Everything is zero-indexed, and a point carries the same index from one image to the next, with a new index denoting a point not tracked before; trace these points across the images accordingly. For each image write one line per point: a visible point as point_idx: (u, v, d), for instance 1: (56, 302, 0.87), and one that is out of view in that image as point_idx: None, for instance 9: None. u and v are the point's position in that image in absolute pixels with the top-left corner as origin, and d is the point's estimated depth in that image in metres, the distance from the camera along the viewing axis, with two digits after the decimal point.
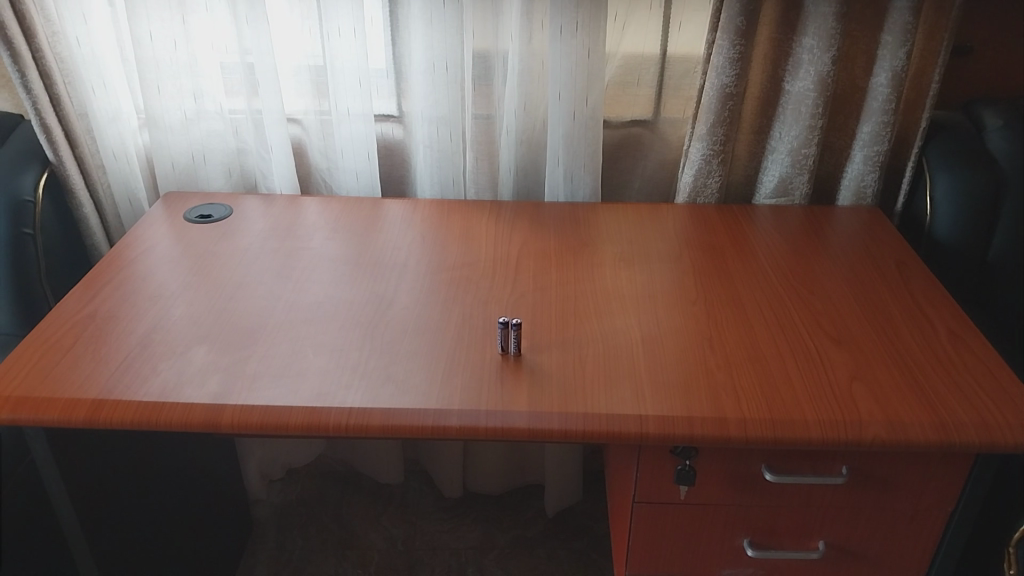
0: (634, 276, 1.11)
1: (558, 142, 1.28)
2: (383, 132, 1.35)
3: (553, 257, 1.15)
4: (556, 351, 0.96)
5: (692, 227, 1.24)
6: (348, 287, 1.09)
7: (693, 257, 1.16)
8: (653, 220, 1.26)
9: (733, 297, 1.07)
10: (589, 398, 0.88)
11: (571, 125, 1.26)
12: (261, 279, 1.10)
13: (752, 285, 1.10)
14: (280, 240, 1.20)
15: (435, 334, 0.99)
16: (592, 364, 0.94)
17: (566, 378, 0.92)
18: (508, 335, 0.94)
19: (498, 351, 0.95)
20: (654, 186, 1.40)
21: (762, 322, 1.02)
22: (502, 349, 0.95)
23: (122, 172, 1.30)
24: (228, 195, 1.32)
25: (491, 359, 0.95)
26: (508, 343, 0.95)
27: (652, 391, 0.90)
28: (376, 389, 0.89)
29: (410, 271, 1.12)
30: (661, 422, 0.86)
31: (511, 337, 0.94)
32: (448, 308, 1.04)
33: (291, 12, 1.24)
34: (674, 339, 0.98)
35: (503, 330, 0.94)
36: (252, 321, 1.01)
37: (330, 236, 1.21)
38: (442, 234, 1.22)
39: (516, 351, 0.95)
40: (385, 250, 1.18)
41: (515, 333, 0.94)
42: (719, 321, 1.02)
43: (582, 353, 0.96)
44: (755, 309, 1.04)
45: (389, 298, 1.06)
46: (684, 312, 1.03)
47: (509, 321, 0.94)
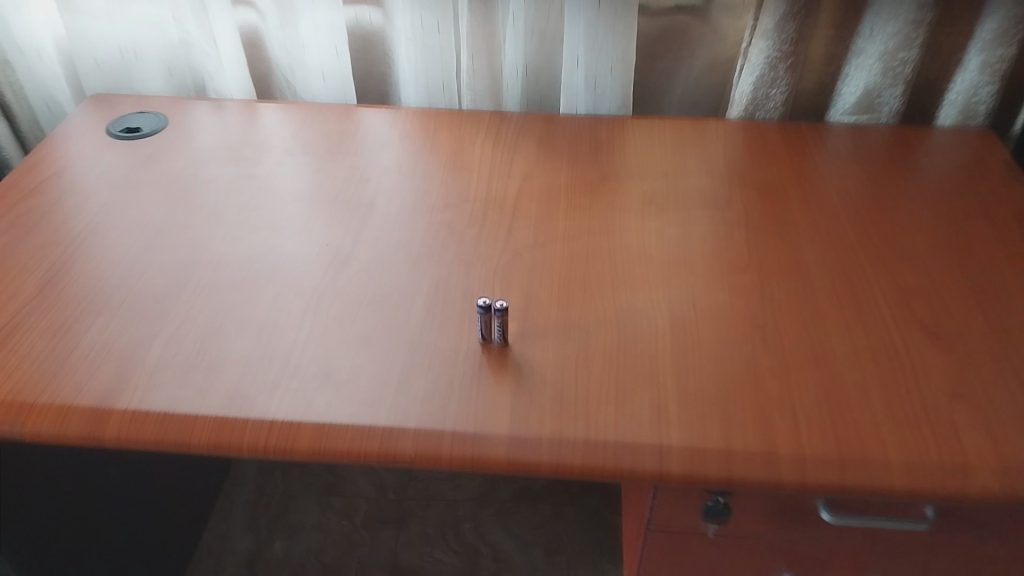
0: (667, 228, 0.85)
1: (577, 37, 1.00)
2: (359, 18, 1.06)
3: (563, 196, 0.90)
4: (556, 340, 0.72)
5: (745, 155, 0.97)
6: (296, 232, 0.84)
7: (746, 200, 0.89)
8: (696, 144, 0.98)
9: (794, 261, 0.81)
10: (593, 414, 0.65)
11: (595, 15, 0.98)
12: (189, 216, 0.86)
13: (820, 242, 0.83)
14: (223, 160, 0.95)
15: (399, 305, 0.75)
16: (601, 361, 0.70)
17: (563, 383, 0.68)
18: (488, 322, 0.71)
19: (478, 338, 0.72)
20: (701, 93, 1.11)
21: (833, 301, 0.76)
22: (481, 338, 0.72)
23: (37, 69, 1.07)
24: (167, 101, 1.07)
25: (469, 349, 0.71)
26: (488, 333, 0.71)
27: (677, 405, 0.66)
28: (306, 394, 0.67)
29: (378, 209, 0.88)
30: (689, 455, 0.63)
31: (493, 326, 0.71)
32: (420, 267, 0.80)
33: None
34: (713, 326, 0.73)
35: (482, 317, 0.70)
36: (169, 277, 0.78)
37: (285, 157, 0.96)
38: (426, 158, 0.96)
39: (499, 342, 0.72)
40: (352, 179, 0.93)
41: (498, 321, 0.70)
42: (775, 298, 0.76)
43: (589, 343, 0.72)
44: (824, 281, 0.78)
45: (346, 250, 0.82)
46: (729, 284, 0.78)
47: (492, 305, 0.70)
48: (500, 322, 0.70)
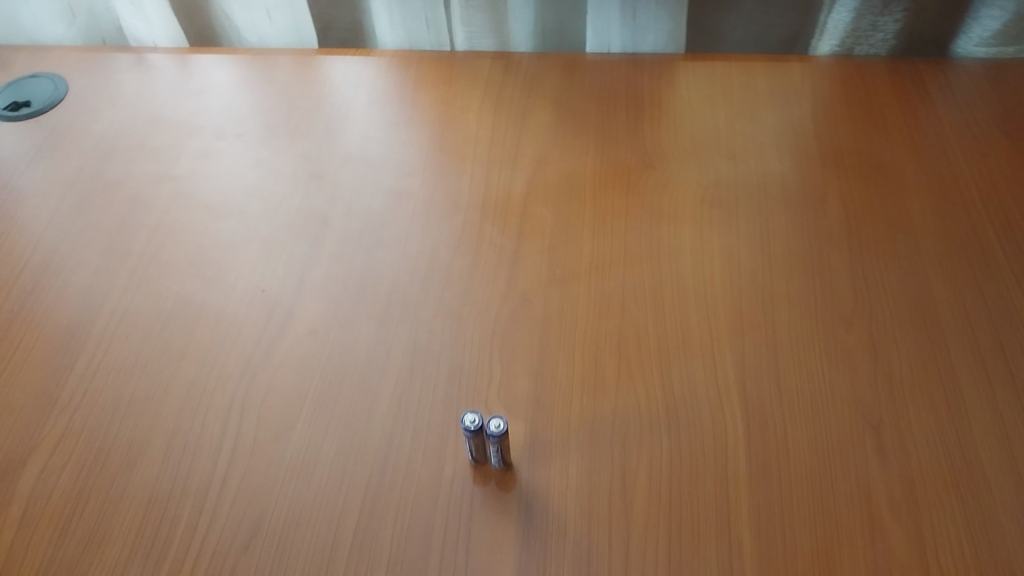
0: (736, 252, 0.61)
1: None
2: None
3: (591, 195, 0.65)
4: (582, 451, 0.51)
5: (842, 116, 0.70)
6: (225, 270, 0.63)
7: (846, 195, 0.64)
8: (774, 100, 0.72)
9: (918, 303, 0.57)
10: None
11: None
12: (86, 245, 0.65)
13: (951, 265, 0.59)
14: (138, 151, 0.73)
15: (357, 396, 0.54)
16: (648, 491, 0.49)
17: (593, 533, 0.48)
18: (481, 446, 0.50)
19: (471, 462, 0.51)
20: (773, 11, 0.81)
21: (978, 375, 0.53)
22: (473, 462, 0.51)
23: None
24: (71, 53, 0.83)
25: (454, 479, 0.50)
26: (482, 456, 0.50)
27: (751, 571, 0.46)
28: (225, 557, 0.48)
29: (334, 226, 0.65)
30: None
31: (489, 449, 0.50)
32: (388, 328, 0.58)
33: None
34: (808, 425, 0.52)
35: (470, 441, 0.49)
36: (50, 351, 0.58)
37: (219, 144, 0.73)
38: (403, 136, 0.72)
39: (500, 468, 0.51)
40: (304, 177, 0.69)
41: (494, 447, 0.49)
42: (892, 371, 0.54)
43: (627, 461, 0.50)
44: (969, 337, 0.55)
45: (287, 301, 0.60)
46: (828, 349, 0.55)
47: (485, 427, 0.49)
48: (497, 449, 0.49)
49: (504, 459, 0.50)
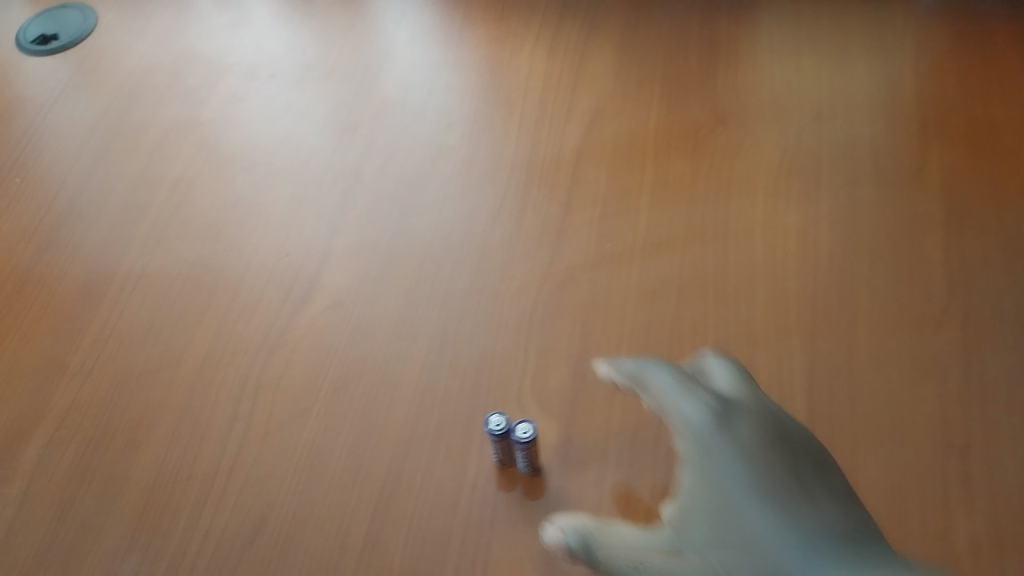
0: (815, 231, 0.53)
1: None
2: None
3: (651, 157, 0.58)
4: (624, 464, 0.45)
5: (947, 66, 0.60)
6: (247, 230, 0.58)
7: (951, 162, 0.55)
8: (871, 49, 0.62)
9: None
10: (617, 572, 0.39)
11: None
12: (106, 197, 0.61)
13: None
14: (164, 91, 0.67)
15: (378, 385, 0.50)
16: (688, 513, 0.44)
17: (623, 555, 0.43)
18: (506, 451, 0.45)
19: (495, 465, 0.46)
20: None
21: None
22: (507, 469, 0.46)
23: None
24: None
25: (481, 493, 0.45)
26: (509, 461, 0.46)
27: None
28: (228, 555, 0.44)
29: (365, 186, 0.60)
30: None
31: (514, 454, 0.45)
32: (416, 307, 0.53)
33: None
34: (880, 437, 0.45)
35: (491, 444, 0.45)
36: (63, 314, 0.55)
37: (250, 86, 0.67)
38: (447, 83, 0.65)
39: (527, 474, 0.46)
40: (337, 127, 0.63)
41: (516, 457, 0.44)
42: (992, 382, 0.46)
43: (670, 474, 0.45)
44: None
45: (311, 270, 0.55)
46: (910, 352, 0.48)
47: (512, 427, 0.44)
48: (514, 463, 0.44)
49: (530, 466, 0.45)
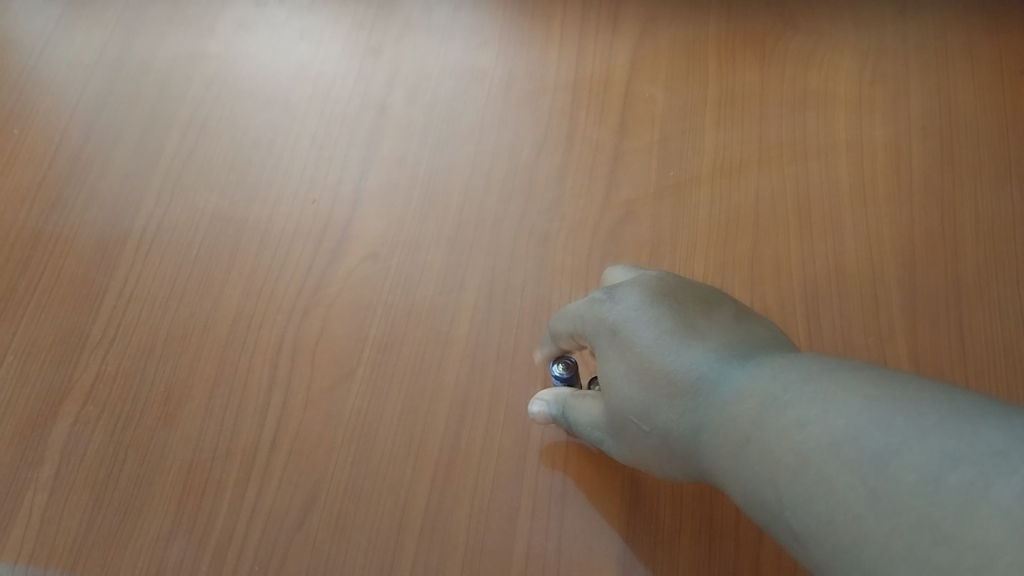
0: (905, 149, 0.47)
1: None
2: None
3: (712, 71, 0.51)
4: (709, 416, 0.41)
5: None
6: (268, 174, 0.53)
7: None
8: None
9: None
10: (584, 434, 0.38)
11: None
12: (113, 144, 0.56)
13: None
14: (164, 21, 0.61)
15: (426, 343, 0.45)
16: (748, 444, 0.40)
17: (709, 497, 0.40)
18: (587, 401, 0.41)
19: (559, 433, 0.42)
20: None
21: None
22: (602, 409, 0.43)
23: None
24: None
25: (553, 454, 0.42)
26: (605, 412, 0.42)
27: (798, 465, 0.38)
28: (278, 536, 0.41)
29: (394, 117, 0.54)
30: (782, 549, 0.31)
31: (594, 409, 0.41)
32: (461, 255, 0.48)
33: None
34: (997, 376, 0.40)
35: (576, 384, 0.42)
36: (77, 277, 0.50)
37: (257, 11, 0.61)
38: None
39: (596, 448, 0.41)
40: (357, 53, 0.57)
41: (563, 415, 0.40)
42: None
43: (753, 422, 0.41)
44: None
45: (343, 216, 0.50)
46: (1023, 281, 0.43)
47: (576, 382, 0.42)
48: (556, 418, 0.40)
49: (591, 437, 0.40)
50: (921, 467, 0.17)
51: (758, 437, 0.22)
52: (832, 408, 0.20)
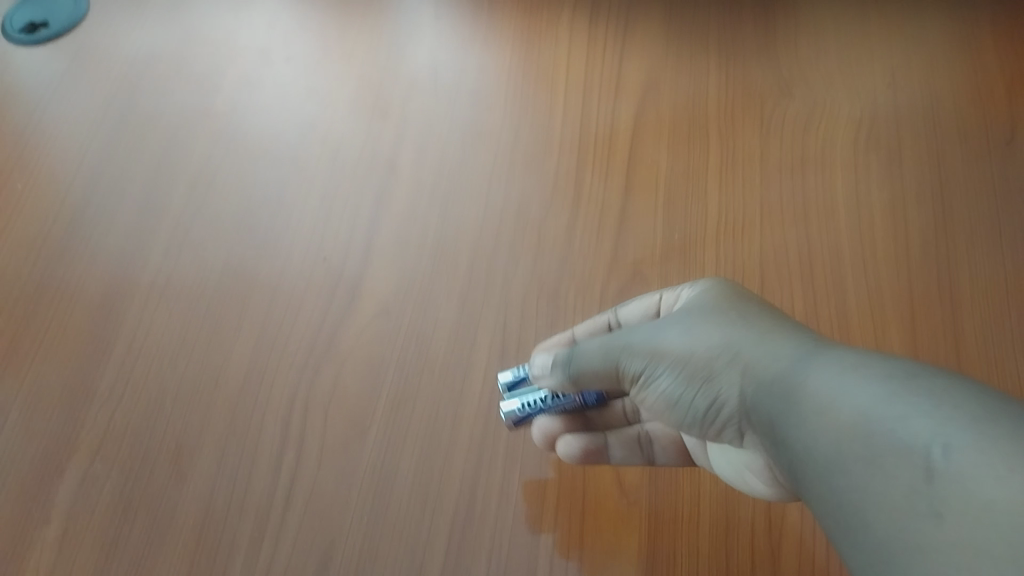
0: (900, 221, 0.50)
1: None
2: None
3: (714, 139, 0.54)
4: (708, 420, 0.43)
5: (1013, 24, 0.58)
6: (277, 230, 0.54)
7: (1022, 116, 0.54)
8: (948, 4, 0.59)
9: None
10: (586, 376, 0.40)
11: None
12: (119, 200, 0.56)
13: None
14: (170, 79, 0.62)
15: (440, 397, 0.46)
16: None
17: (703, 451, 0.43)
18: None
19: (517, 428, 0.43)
20: None
21: None
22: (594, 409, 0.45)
23: None
24: None
25: (558, 502, 0.43)
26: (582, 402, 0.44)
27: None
28: None
29: (403, 175, 0.55)
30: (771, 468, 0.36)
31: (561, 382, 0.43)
32: (472, 311, 0.49)
33: None
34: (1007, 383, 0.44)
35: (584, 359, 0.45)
36: (82, 333, 0.50)
37: (263, 68, 0.62)
38: (479, 59, 0.60)
39: (514, 423, 0.43)
40: (366, 110, 0.59)
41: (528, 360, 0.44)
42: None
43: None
44: None
45: (354, 271, 0.51)
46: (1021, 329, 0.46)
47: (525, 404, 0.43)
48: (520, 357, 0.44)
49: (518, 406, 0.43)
50: (946, 389, 0.26)
51: (852, 419, 0.27)
52: (911, 404, 0.26)
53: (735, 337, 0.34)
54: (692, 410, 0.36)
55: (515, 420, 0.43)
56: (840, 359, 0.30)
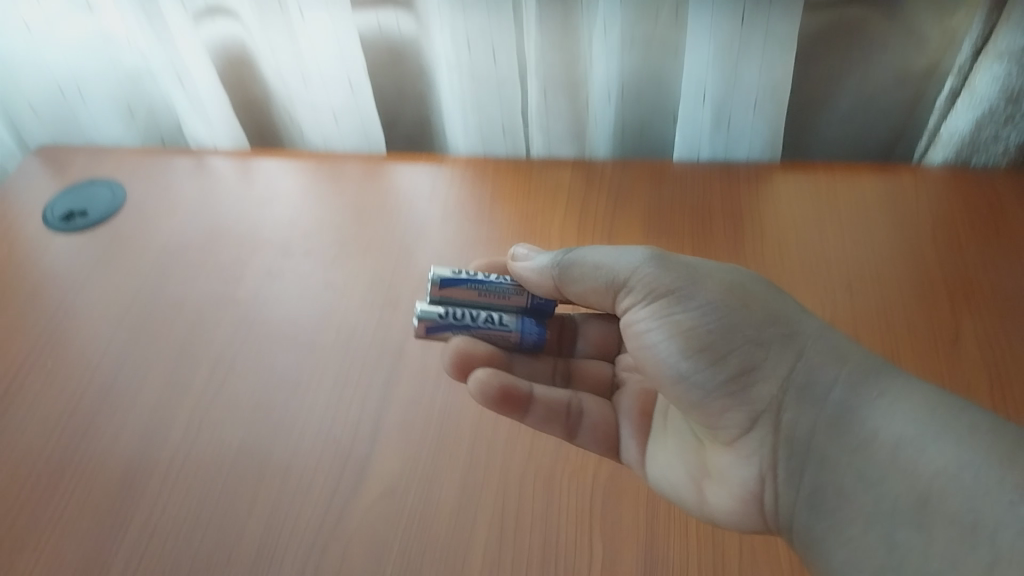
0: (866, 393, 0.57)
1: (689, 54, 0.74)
2: (384, 25, 0.83)
3: None
4: (656, 458, 0.54)
5: (937, 230, 0.68)
6: (292, 409, 0.58)
7: (942, 255, 0.66)
8: (888, 226, 0.69)
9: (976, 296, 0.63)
10: (623, 272, 0.54)
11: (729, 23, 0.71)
12: (143, 378, 0.61)
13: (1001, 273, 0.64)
14: (198, 269, 0.69)
15: (441, 570, 0.49)
16: (658, 433, 0.56)
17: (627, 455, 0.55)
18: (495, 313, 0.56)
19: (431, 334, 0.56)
20: (881, 99, 0.83)
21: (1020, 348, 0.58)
22: (513, 349, 0.57)
23: None
24: (132, 159, 0.82)
25: None
26: (495, 336, 0.56)
27: (731, 449, 0.52)
28: None
29: (410, 362, 0.60)
30: (732, 393, 0.51)
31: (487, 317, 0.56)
32: (473, 492, 0.52)
33: None
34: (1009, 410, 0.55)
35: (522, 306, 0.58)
36: (101, 509, 0.53)
37: (283, 259, 0.69)
38: (480, 258, 0.67)
39: (424, 329, 0.55)
40: (378, 300, 0.65)
41: (489, 279, 0.57)
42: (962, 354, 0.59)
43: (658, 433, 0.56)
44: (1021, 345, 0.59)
45: (362, 452, 0.55)
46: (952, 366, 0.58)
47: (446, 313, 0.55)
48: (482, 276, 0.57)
49: (439, 314, 0.55)
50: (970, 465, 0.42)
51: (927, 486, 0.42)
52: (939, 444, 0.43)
53: (786, 315, 0.50)
54: (710, 327, 0.51)
55: (429, 328, 0.55)
56: (901, 424, 0.44)
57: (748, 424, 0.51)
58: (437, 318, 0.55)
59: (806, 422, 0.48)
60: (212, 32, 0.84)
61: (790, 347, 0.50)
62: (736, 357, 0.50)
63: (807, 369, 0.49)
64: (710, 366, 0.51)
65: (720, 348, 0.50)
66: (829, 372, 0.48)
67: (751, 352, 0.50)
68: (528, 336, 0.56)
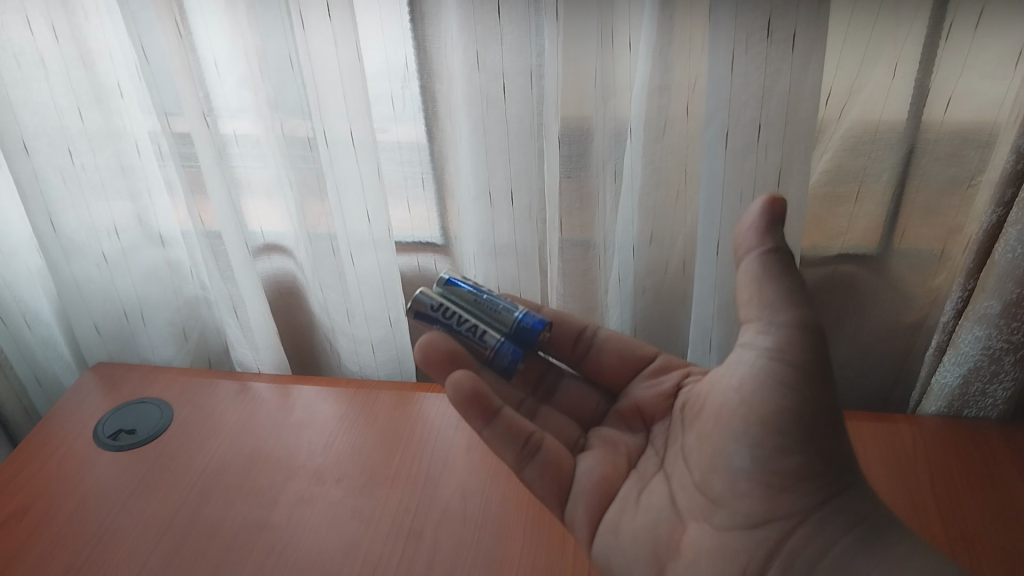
0: None
1: (698, 301, 0.83)
2: (422, 266, 0.93)
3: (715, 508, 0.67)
4: (620, 553, 0.61)
5: (924, 452, 0.75)
6: None
7: (928, 468, 0.73)
8: (882, 450, 0.75)
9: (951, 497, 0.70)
10: (784, 333, 0.55)
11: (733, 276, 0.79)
12: None
13: (973, 488, 0.71)
14: (231, 493, 0.73)
15: None
16: (628, 524, 0.63)
17: (577, 523, 0.64)
18: (479, 326, 0.70)
19: (425, 322, 0.73)
20: (876, 343, 0.91)
21: (982, 529, 0.67)
22: (489, 363, 0.70)
23: (44, 332, 0.99)
24: (181, 380, 0.88)
25: None
26: (473, 346, 0.70)
27: (711, 551, 0.58)
28: None
29: None
30: (770, 481, 0.56)
31: (470, 326, 0.70)
32: None
33: (270, 122, 0.79)
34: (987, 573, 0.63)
35: (506, 331, 0.70)
36: None
37: (313, 486, 0.73)
38: (501, 491, 0.72)
39: (413, 313, 0.73)
40: (401, 531, 0.68)
41: (487, 299, 0.72)
42: (943, 516, 0.68)
43: (625, 514, 0.64)
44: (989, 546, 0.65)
45: None
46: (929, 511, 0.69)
47: (436, 307, 0.71)
48: (482, 294, 0.72)
49: (434, 304, 0.72)
50: None
51: None
52: None
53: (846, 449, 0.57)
54: (801, 428, 0.54)
55: (417, 313, 0.73)
56: None
57: (758, 524, 0.57)
58: (431, 307, 0.72)
59: (811, 553, 0.56)
60: (267, 265, 0.94)
61: (829, 484, 0.56)
62: (799, 460, 0.55)
63: (797, 539, 0.56)
64: (772, 449, 0.55)
65: (793, 448, 0.55)
66: (847, 516, 0.56)
67: (811, 466, 0.55)
68: (499, 354, 0.69)
